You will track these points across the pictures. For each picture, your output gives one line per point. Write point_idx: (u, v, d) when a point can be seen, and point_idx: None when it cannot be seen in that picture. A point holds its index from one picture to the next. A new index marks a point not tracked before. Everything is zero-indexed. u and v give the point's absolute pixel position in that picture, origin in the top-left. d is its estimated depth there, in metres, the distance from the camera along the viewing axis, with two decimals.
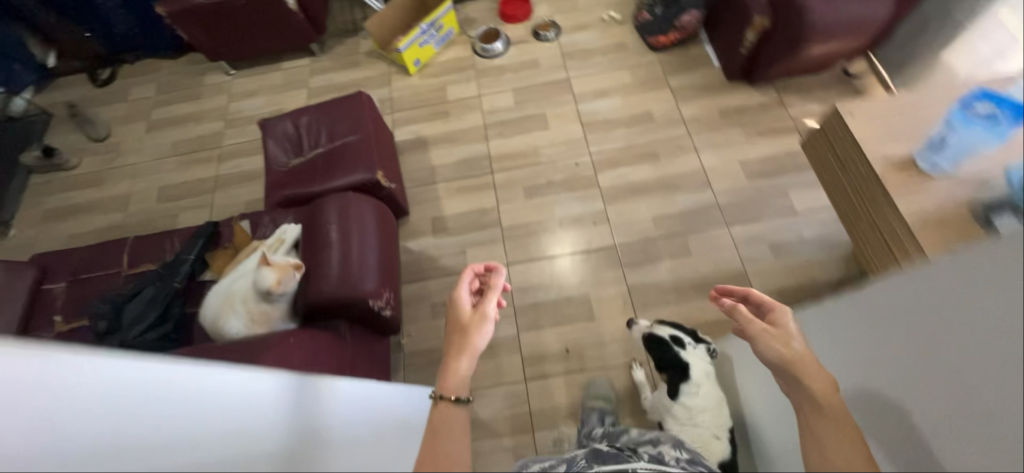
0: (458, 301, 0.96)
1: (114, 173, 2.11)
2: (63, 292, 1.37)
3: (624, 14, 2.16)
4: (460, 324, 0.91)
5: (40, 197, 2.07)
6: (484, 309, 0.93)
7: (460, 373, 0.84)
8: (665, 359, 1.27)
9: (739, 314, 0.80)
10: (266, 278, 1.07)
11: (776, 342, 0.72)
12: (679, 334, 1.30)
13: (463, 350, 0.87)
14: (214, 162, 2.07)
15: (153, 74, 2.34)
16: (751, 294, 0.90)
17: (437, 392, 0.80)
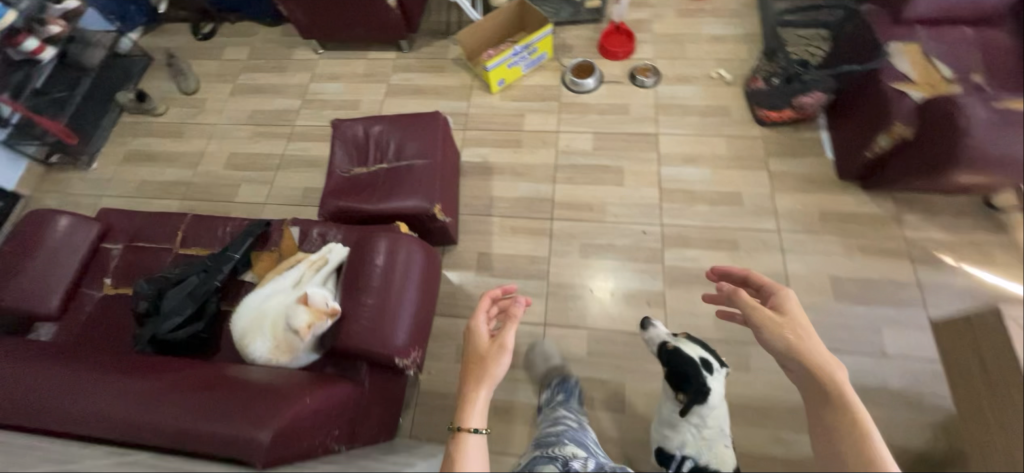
0: (477, 334, 1.08)
1: (193, 129, 2.18)
2: (118, 255, 1.42)
3: (734, 74, 1.95)
4: (479, 355, 1.03)
5: (125, 137, 2.18)
6: (501, 341, 1.02)
7: (474, 404, 0.95)
8: (691, 381, 1.19)
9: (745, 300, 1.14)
10: (302, 317, 1.05)
11: (782, 330, 1.05)
12: (707, 356, 1.22)
13: (480, 382, 0.98)
14: (283, 140, 2.08)
15: (248, 38, 2.39)
16: (750, 278, 1.23)
17: (456, 424, 0.94)
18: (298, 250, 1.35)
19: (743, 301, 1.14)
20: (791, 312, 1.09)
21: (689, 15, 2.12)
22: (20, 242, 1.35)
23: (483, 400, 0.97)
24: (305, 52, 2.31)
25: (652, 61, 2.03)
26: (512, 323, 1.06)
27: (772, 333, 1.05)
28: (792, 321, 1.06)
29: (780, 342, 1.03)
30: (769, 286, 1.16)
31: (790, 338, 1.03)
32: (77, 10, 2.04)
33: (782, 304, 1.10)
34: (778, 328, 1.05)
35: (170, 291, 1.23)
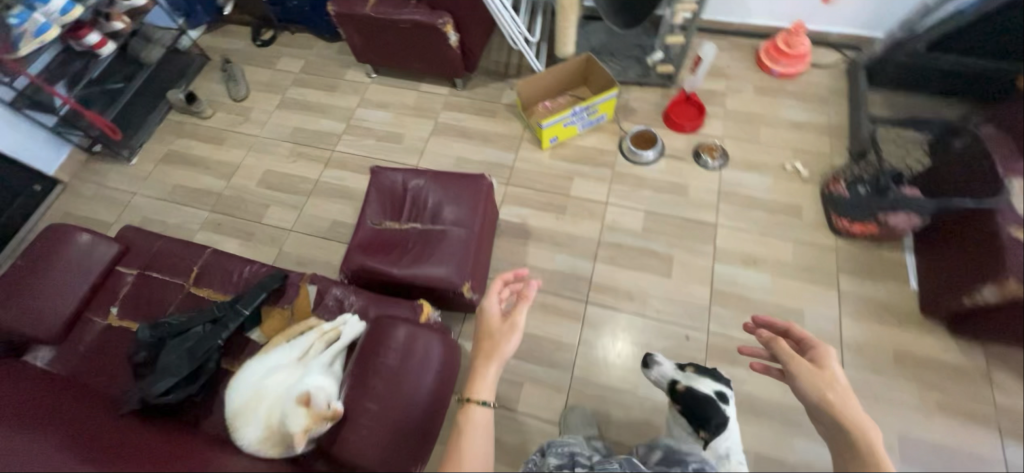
0: (488, 310, 1.09)
1: (235, 138, 2.14)
2: (129, 282, 1.36)
3: (811, 170, 1.76)
4: (490, 333, 1.04)
5: (168, 136, 2.16)
6: (511, 320, 1.04)
7: (485, 380, 0.99)
8: (705, 416, 1.08)
9: (783, 349, 1.05)
10: (299, 419, 0.97)
11: (818, 382, 0.96)
12: (723, 392, 1.12)
13: (490, 357, 1.01)
14: (321, 165, 2.02)
15: (303, 51, 2.35)
16: (792, 330, 1.13)
17: (465, 396, 0.97)
18: (311, 314, 1.26)
19: (783, 350, 1.05)
20: (832, 368, 0.98)
21: (768, 94, 1.93)
22: (38, 258, 1.30)
23: (494, 374, 1.01)
24: (357, 74, 2.25)
25: (720, 140, 1.86)
26: (524, 302, 1.06)
27: (806, 384, 0.97)
28: (832, 378, 0.96)
29: (813, 394, 0.95)
30: (809, 340, 1.07)
31: (827, 392, 0.94)
32: (144, 7, 2.02)
33: (822, 358, 1.00)
34: (816, 380, 0.96)
35: (169, 347, 1.14)
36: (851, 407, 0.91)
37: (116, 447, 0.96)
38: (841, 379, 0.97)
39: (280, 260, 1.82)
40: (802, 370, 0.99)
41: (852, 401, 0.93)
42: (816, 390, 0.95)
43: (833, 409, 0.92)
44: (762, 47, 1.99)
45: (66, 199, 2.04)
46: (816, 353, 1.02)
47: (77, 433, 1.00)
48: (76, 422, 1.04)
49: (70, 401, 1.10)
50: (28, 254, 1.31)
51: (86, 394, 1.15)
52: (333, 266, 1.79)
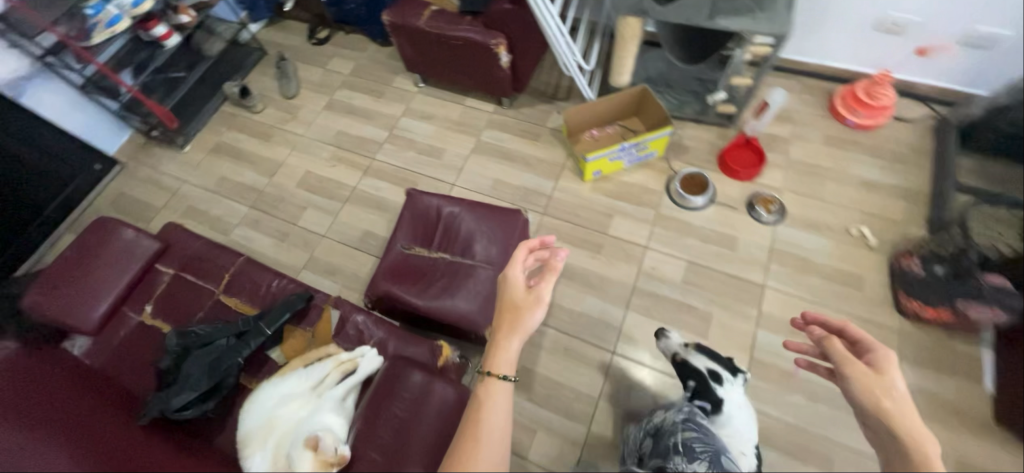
0: (512, 280, 1.08)
1: (281, 135, 2.18)
2: (165, 281, 1.39)
3: (880, 237, 1.59)
4: (514, 305, 1.04)
5: (219, 127, 2.22)
6: (535, 293, 1.03)
7: (505, 350, 1.00)
8: (699, 389, 1.27)
9: (835, 349, 0.92)
10: (305, 461, 0.94)
11: (874, 390, 0.84)
12: (715, 369, 1.30)
13: (514, 331, 1.02)
14: (359, 172, 2.02)
15: (355, 53, 2.35)
16: (847, 329, 0.99)
17: (486, 369, 0.99)
18: (331, 341, 1.24)
19: (835, 351, 0.92)
20: (892, 375, 0.85)
21: (839, 146, 1.76)
22: (88, 249, 1.36)
23: (516, 348, 1.01)
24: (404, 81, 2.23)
25: (779, 192, 1.71)
26: (550, 275, 1.05)
27: (859, 390, 0.85)
28: (890, 386, 0.83)
29: (865, 403, 0.84)
30: (867, 340, 0.93)
31: (882, 402, 0.82)
32: (210, 1, 2.07)
33: (880, 363, 0.87)
34: (874, 387, 0.84)
35: (190, 361, 1.15)
36: (910, 423, 0.79)
37: (125, 464, 0.94)
38: (902, 388, 0.83)
39: (309, 265, 1.83)
40: (856, 376, 0.86)
41: (912, 416, 0.80)
42: (871, 397, 0.83)
43: (890, 423, 0.80)
44: (838, 93, 1.81)
45: (121, 179, 2.13)
46: (874, 356, 0.88)
47: (88, 444, 0.99)
48: (89, 428, 1.02)
49: (85, 400, 1.10)
50: (79, 243, 1.37)
51: (104, 392, 1.15)
52: (359, 279, 1.78)
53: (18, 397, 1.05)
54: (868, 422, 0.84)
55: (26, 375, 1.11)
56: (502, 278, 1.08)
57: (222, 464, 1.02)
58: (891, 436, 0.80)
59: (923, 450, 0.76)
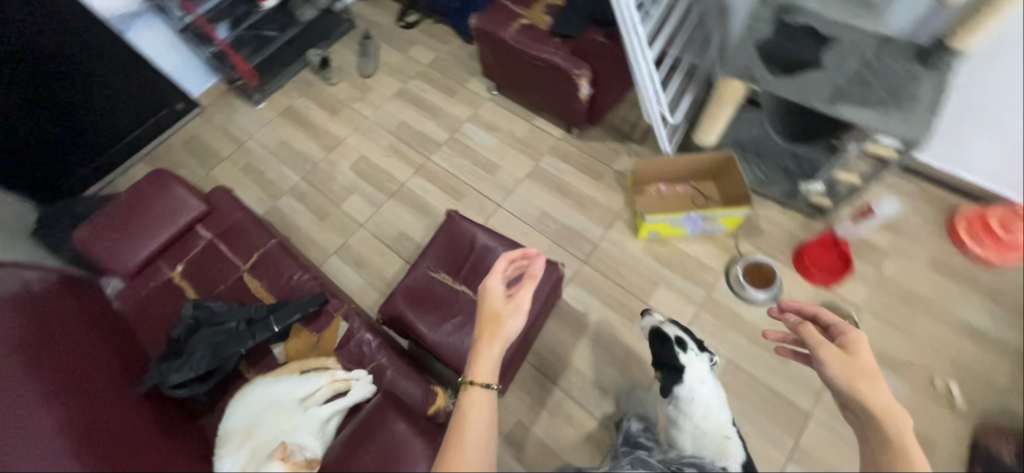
0: (491, 288, 1.04)
1: (347, 112, 2.19)
2: (200, 244, 1.41)
3: (970, 399, 1.33)
4: (493, 313, 1.00)
5: (294, 91, 2.27)
6: (513, 298, 1.00)
7: (485, 357, 0.93)
8: (663, 359, 1.23)
9: (811, 335, 0.87)
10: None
11: (847, 366, 0.78)
12: (679, 336, 1.25)
13: (493, 338, 0.96)
14: (411, 168, 1.99)
15: (437, 44, 2.31)
16: (822, 316, 0.95)
17: (467, 379, 0.92)
18: (332, 354, 1.21)
19: (809, 335, 0.87)
20: (867, 356, 0.80)
21: (948, 274, 1.49)
22: (142, 196, 1.41)
23: (497, 355, 0.96)
24: (478, 85, 2.17)
25: (856, 310, 1.47)
26: (530, 282, 1.03)
27: (832, 371, 0.79)
28: (862, 364, 0.78)
29: (841, 384, 0.77)
30: (842, 325, 0.88)
31: (851, 381, 0.76)
32: None
33: (854, 344, 0.82)
34: (846, 368, 0.78)
35: (196, 340, 1.16)
36: (880, 398, 0.72)
37: (104, 435, 0.93)
38: (873, 364, 0.78)
39: (340, 252, 1.83)
40: (830, 358, 0.81)
41: (882, 390, 0.74)
42: (845, 378, 0.77)
43: (863, 401, 0.73)
44: (964, 213, 1.52)
45: (198, 121, 2.24)
46: (847, 337, 0.84)
47: (76, 397, 0.98)
48: (83, 382, 1.02)
49: (91, 350, 1.10)
50: (136, 189, 1.41)
51: (112, 346, 1.16)
52: (382, 280, 1.76)
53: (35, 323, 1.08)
54: (843, 403, 0.77)
55: (47, 308, 1.13)
56: (482, 284, 1.05)
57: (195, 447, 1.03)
58: (871, 419, 0.72)
59: (892, 426, 0.69)
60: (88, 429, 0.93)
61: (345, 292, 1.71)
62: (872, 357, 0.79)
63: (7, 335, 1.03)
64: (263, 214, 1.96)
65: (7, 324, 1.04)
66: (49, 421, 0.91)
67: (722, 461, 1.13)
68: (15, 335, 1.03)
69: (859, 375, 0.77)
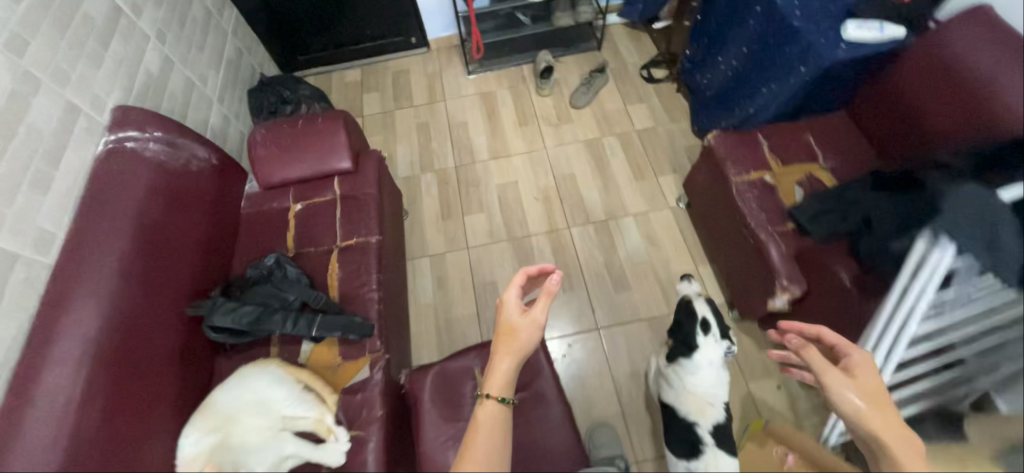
0: (506, 303, 1.07)
1: (534, 129, 2.08)
2: (325, 195, 1.45)
3: None
4: (507, 329, 1.04)
5: (505, 79, 2.24)
6: (529, 312, 1.04)
7: (498, 370, 1.01)
8: (682, 330, 1.22)
9: (812, 357, 1.01)
10: None
11: (847, 392, 0.92)
12: (706, 315, 1.21)
13: (507, 352, 1.02)
14: (548, 223, 1.83)
15: (660, 115, 2.06)
16: (823, 335, 1.06)
17: (480, 391, 1.00)
18: (337, 391, 1.14)
19: (812, 357, 1.01)
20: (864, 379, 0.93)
21: None
22: (316, 128, 1.46)
23: (508, 368, 1.02)
24: (670, 185, 1.88)
25: None
26: (545, 298, 1.04)
27: (838, 390, 0.93)
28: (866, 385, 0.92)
29: (858, 405, 0.89)
30: (846, 345, 1.01)
31: (866, 402, 0.89)
32: None
33: (858, 367, 0.96)
34: (851, 387, 0.92)
35: (254, 294, 1.19)
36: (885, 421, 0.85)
37: (141, 327, 1.02)
38: (876, 383, 0.93)
39: (432, 259, 1.78)
40: (836, 381, 0.94)
41: (890, 409, 0.88)
42: (858, 396, 0.90)
43: (866, 421, 0.87)
44: None
45: (417, 59, 2.38)
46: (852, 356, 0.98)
47: (153, 270, 1.09)
48: (159, 287, 1.09)
49: (186, 255, 1.18)
50: (315, 122, 1.47)
51: (207, 236, 1.26)
52: (446, 314, 1.67)
53: (172, 183, 1.20)
54: (855, 427, 0.90)
55: (184, 194, 1.23)
56: (497, 300, 1.07)
57: (193, 365, 1.11)
58: (874, 442, 0.85)
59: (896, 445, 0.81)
60: (130, 343, 0.99)
61: (413, 302, 1.68)
62: (876, 378, 0.94)
63: (141, 206, 1.12)
64: (405, 177, 2.02)
65: (147, 196, 1.14)
66: (108, 319, 0.98)
67: (697, 418, 1.15)
68: (145, 210, 1.12)
69: (856, 392, 0.91)
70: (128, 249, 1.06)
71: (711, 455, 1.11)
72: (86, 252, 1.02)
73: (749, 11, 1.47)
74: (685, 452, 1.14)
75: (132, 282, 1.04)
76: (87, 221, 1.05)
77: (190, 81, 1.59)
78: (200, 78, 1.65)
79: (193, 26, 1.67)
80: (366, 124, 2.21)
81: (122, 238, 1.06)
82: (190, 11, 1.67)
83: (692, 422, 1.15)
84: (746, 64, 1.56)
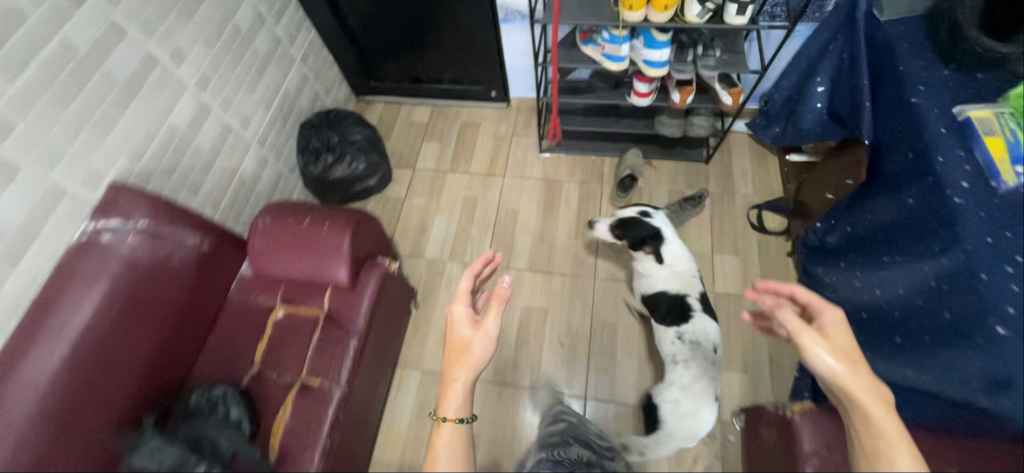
0: (455, 317, 0.95)
1: (589, 249, 1.75)
2: (310, 308, 1.28)
3: None
4: (457, 343, 0.91)
5: (580, 171, 1.90)
6: (481, 325, 0.91)
7: (452, 389, 0.85)
8: (640, 231, 1.44)
9: (785, 320, 0.89)
10: None
11: (823, 352, 0.83)
12: (645, 211, 1.47)
13: (462, 366, 0.88)
14: (565, 377, 1.53)
15: (754, 279, 1.62)
16: (796, 292, 0.96)
17: (434, 413, 0.85)
18: None
19: (785, 320, 0.89)
20: (835, 334, 0.87)
21: None
22: (320, 234, 1.26)
23: (462, 384, 0.87)
24: (731, 385, 1.48)
25: None
26: (496, 303, 0.91)
27: (816, 357, 0.84)
28: (839, 344, 0.86)
29: (838, 373, 0.82)
30: (819, 303, 0.92)
31: (844, 368, 0.81)
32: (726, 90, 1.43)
33: (830, 327, 0.88)
34: (835, 348, 0.84)
35: (181, 432, 1.04)
36: (861, 381, 0.80)
37: (67, 432, 0.93)
38: (848, 344, 0.86)
39: (423, 376, 1.58)
40: (813, 343, 0.84)
41: (863, 370, 0.82)
42: (840, 360, 0.82)
43: (847, 387, 0.81)
44: None
45: (492, 114, 2.12)
46: (823, 319, 0.89)
47: (104, 359, 1.00)
48: (79, 425, 0.95)
49: (126, 376, 1.04)
50: (321, 227, 1.26)
51: (180, 313, 1.17)
52: (415, 453, 1.46)
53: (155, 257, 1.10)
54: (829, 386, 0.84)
55: (155, 289, 1.10)
56: (446, 312, 0.95)
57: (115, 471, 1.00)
58: (845, 395, 0.81)
59: (866, 399, 0.79)
60: None
61: (387, 425, 1.50)
62: (848, 340, 0.86)
63: (86, 324, 0.98)
64: (430, 259, 1.81)
65: (99, 309, 1.00)
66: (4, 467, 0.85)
67: (688, 292, 1.37)
68: (91, 328, 0.98)
69: (830, 354, 0.84)
70: (64, 368, 0.94)
71: (700, 320, 1.32)
72: (39, 334, 0.95)
73: (927, 253, 1.00)
74: (675, 321, 1.34)
75: (43, 425, 0.90)
76: (32, 329, 0.95)
77: (228, 126, 1.48)
78: (242, 120, 1.54)
79: (252, 59, 1.55)
80: (415, 180, 2.01)
81: (48, 369, 0.93)
82: (253, 44, 1.56)
83: (683, 296, 1.36)
84: (896, 310, 1.08)
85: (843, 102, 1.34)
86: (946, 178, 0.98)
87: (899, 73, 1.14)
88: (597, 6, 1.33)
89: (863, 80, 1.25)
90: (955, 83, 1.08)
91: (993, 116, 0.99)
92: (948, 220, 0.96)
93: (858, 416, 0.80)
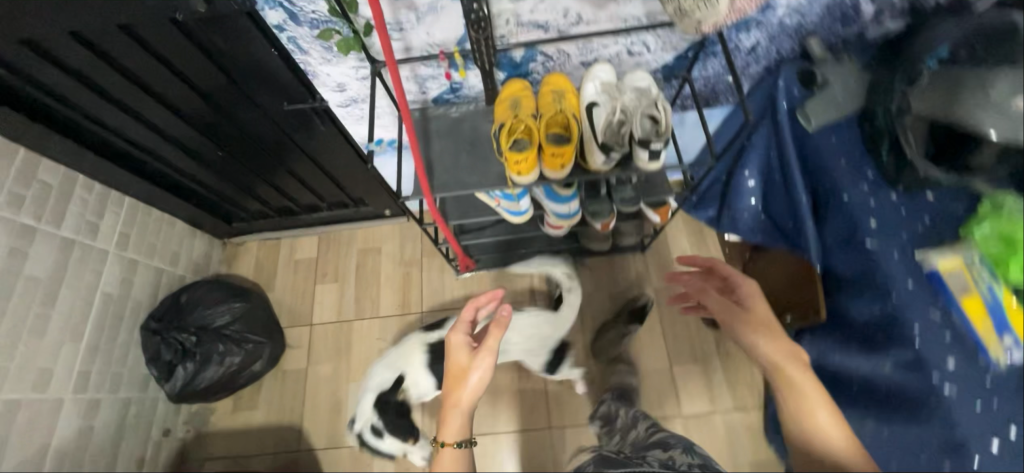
0: (455, 346, 0.94)
1: (537, 389, 1.50)
2: None
3: None
4: (457, 366, 0.92)
5: (507, 293, 1.61)
6: (478, 351, 0.91)
7: (452, 414, 0.87)
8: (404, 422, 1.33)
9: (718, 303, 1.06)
10: None
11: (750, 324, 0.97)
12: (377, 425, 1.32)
13: (464, 385, 0.89)
14: None
15: (719, 391, 1.45)
16: (719, 269, 1.11)
17: (434, 437, 0.86)
18: None
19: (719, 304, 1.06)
20: (758, 305, 1.00)
21: None
22: None
23: (467, 402, 0.88)
24: None
25: None
26: (494, 332, 0.94)
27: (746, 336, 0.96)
28: (764, 317, 0.98)
29: (762, 348, 0.93)
30: (739, 280, 1.06)
31: (766, 342, 0.93)
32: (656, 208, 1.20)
33: (752, 301, 1.02)
34: (756, 324, 0.97)
35: None
36: (780, 349, 0.91)
37: None
38: (767, 315, 0.98)
39: None
40: (743, 320, 0.99)
41: (782, 340, 0.93)
42: (762, 333, 0.95)
43: (774, 361, 0.90)
44: None
45: (392, 233, 1.78)
46: (740, 291, 1.04)
47: None
48: None
49: None
50: None
51: None
52: None
53: None
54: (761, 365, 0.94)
55: None
56: (445, 340, 0.96)
57: None
58: (773, 370, 0.91)
59: (788, 368, 0.89)
60: None
61: None
62: (766, 310, 0.99)
63: None
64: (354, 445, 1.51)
65: None
66: None
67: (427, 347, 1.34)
68: None
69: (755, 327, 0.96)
70: None
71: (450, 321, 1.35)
72: None
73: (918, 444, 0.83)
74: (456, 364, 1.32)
75: None
76: None
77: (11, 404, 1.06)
78: (36, 380, 1.12)
79: (28, 292, 1.11)
80: (316, 339, 1.65)
81: None
82: (24, 270, 1.11)
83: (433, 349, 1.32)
84: None
85: (784, 210, 1.15)
86: (927, 356, 0.84)
87: (843, 202, 0.98)
88: (480, 159, 1.05)
89: (801, 197, 1.05)
90: (906, 213, 0.92)
91: (964, 265, 0.83)
92: (937, 411, 0.82)
93: (783, 393, 0.89)
